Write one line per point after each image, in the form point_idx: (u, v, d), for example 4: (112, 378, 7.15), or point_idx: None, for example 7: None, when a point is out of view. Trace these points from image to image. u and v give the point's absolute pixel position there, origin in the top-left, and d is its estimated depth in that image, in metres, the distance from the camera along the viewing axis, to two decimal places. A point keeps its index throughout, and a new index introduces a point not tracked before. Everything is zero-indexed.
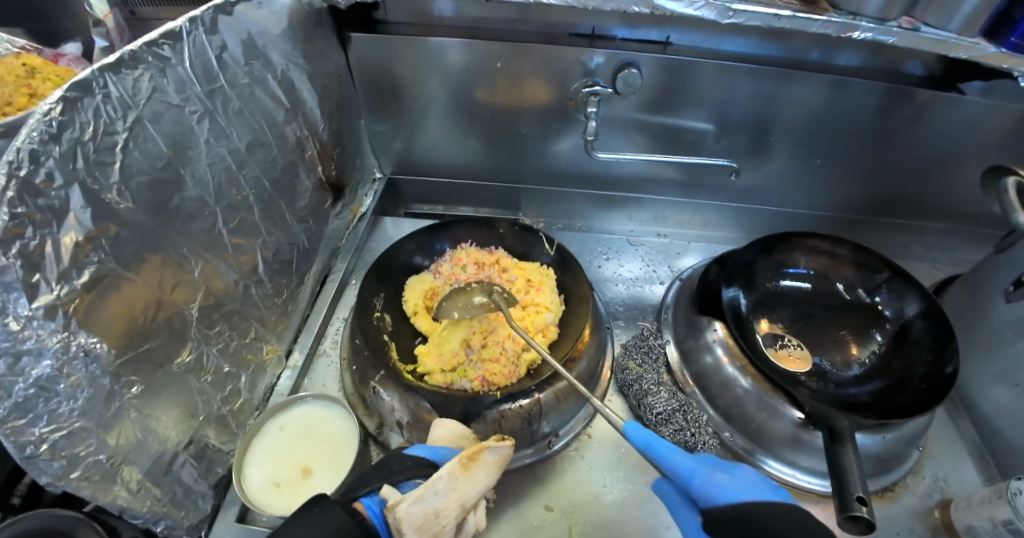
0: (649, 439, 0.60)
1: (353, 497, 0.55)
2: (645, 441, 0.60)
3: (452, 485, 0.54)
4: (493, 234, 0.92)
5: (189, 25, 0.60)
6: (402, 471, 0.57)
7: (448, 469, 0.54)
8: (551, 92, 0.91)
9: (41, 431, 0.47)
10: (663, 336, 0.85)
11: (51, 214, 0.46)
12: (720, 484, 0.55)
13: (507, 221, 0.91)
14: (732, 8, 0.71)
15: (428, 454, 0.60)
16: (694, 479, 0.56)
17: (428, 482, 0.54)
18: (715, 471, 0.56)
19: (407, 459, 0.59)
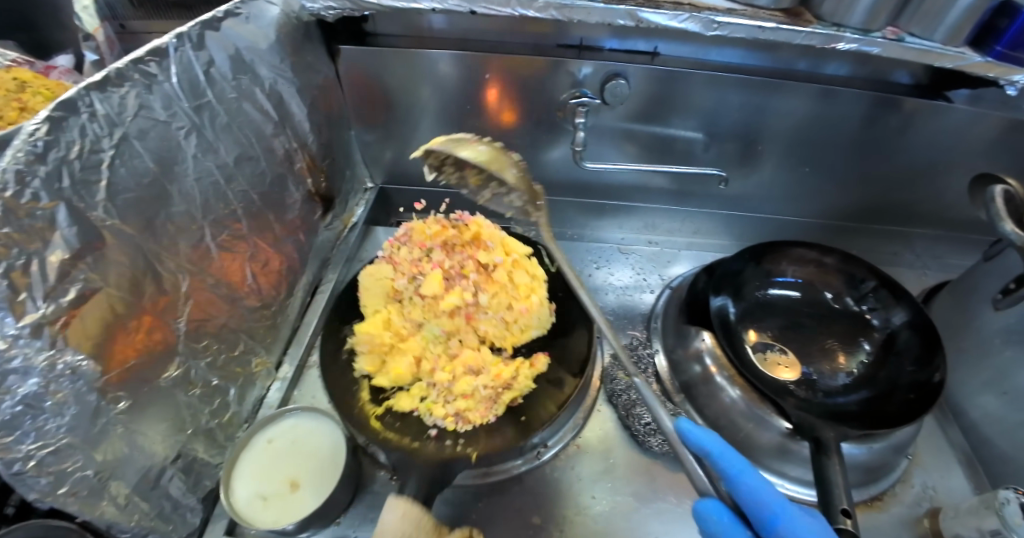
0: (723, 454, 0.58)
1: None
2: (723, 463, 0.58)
3: None
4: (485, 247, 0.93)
5: (176, 42, 0.61)
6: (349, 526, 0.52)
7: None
8: (541, 102, 0.91)
9: (27, 448, 0.47)
10: (653, 345, 0.86)
11: (37, 233, 0.46)
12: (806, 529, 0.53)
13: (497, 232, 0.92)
14: (717, 21, 0.72)
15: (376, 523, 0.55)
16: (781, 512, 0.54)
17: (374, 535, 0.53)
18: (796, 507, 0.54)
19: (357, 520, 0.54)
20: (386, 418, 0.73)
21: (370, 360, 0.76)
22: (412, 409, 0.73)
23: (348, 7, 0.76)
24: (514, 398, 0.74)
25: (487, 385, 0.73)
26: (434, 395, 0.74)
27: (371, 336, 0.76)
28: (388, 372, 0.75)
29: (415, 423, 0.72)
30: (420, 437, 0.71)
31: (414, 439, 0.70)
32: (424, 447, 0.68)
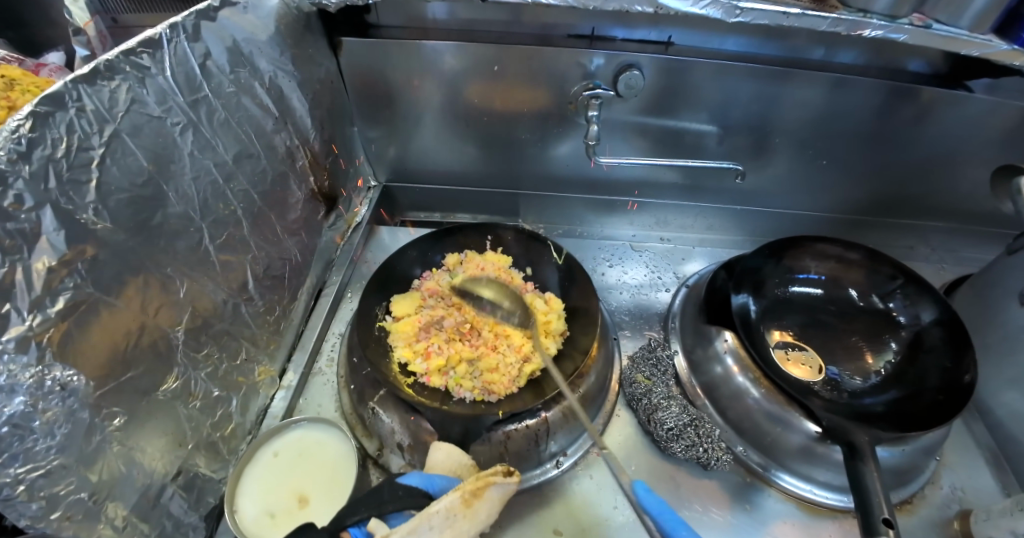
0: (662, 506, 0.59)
1: (338, 527, 0.52)
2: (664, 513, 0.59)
3: (447, 522, 0.51)
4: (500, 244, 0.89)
5: (170, 32, 0.57)
6: (392, 502, 0.54)
7: (446, 504, 0.51)
8: (551, 95, 0.88)
9: (15, 471, 0.43)
10: (671, 346, 0.82)
11: (23, 239, 0.43)
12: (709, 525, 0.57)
13: (511, 229, 0.87)
14: (739, 6, 0.69)
15: (422, 484, 0.56)
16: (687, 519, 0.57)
17: (423, 513, 0.52)
18: None
19: (399, 488, 0.55)
20: (416, 385, 0.72)
21: (403, 349, 0.75)
22: (443, 384, 0.72)
23: None
24: (534, 371, 0.72)
25: (511, 358, 0.73)
26: (462, 368, 0.72)
27: (409, 335, 0.76)
28: (418, 350, 0.74)
29: (443, 396, 0.71)
30: (449, 401, 0.70)
31: (442, 403, 0.70)
32: (451, 408, 0.68)
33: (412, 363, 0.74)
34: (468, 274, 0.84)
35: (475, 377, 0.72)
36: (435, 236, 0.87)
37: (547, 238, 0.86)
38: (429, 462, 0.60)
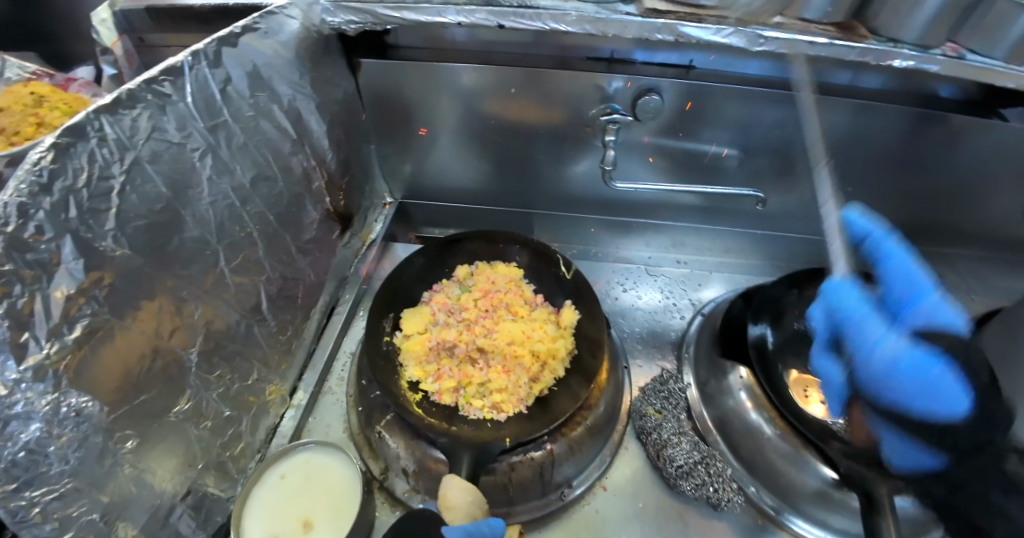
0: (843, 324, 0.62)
1: None
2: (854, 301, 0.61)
3: None
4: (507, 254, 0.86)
5: (191, 59, 0.58)
6: None
7: None
8: (568, 117, 0.87)
9: (30, 495, 0.43)
10: (684, 379, 0.80)
11: (42, 269, 0.44)
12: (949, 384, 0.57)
13: (517, 242, 0.84)
14: (764, 35, 0.67)
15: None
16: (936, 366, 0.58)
17: None
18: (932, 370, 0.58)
19: None
20: (426, 403, 0.69)
21: (413, 368, 0.71)
22: (452, 403, 0.69)
23: (369, 21, 0.73)
24: (542, 390, 0.70)
25: (522, 376, 0.70)
26: (472, 386, 0.70)
27: (419, 354, 0.72)
28: (428, 368, 0.71)
29: (451, 415, 0.68)
30: (456, 421, 0.67)
31: (449, 422, 0.66)
32: (460, 430, 0.64)
33: (422, 382, 0.70)
34: (478, 288, 0.81)
35: (483, 396, 0.69)
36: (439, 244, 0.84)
37: (556, 251, 0.81)
38: (453, 504, 0.54)
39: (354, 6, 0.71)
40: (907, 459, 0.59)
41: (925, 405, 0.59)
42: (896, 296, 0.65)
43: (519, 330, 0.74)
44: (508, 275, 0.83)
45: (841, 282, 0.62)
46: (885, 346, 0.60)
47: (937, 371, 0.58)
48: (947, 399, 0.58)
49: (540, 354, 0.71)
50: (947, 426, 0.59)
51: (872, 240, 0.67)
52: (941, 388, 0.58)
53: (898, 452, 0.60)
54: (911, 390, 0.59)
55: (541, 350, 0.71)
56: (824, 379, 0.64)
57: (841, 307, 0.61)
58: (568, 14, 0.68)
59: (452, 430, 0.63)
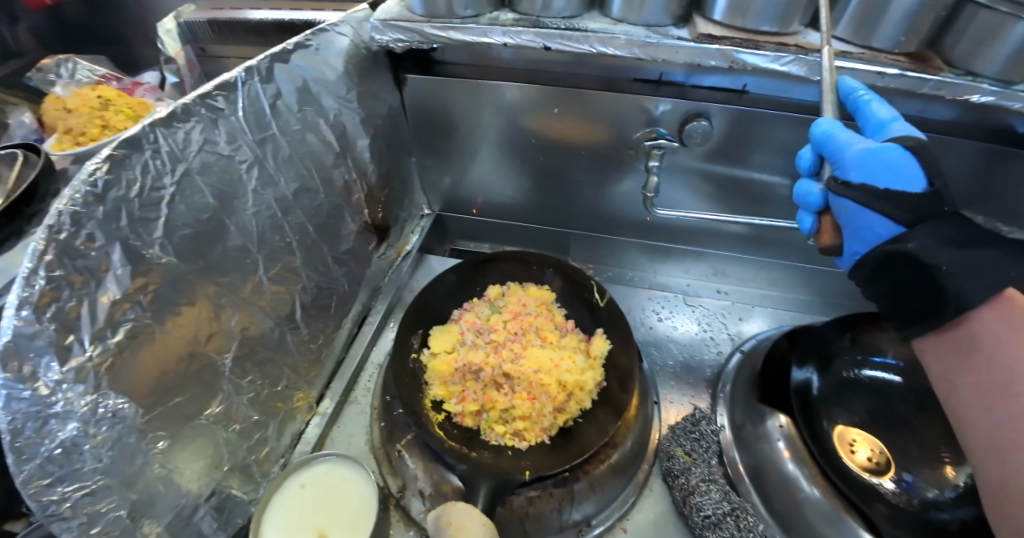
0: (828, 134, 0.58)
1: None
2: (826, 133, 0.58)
3: None
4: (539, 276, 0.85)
5: (245, 75, 0.61)
6: None
7: None
8: (611, 139, 0.85)
9: (63, 490, 0.45)
10: (717, 420, 0.75)
11: (91, 274, 0.46)
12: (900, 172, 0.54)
13: (547, 262, 0.83)
14: (827, 64, 0.63)
15: None
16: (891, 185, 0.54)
17: None
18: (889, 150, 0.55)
19: None
20: (448, 425, 0.68)
21: (437, 388, 0.70)
22: (474, 426, 0.69)
23: (416, 40, 0.73)
24: (566, 422, 0.68)
25: (547, 405, 0.67)
26: (497, 410, 0.68)
27: (445, 374, 0.71)
28: (453, 389, 0.70)
29: (474, 441, 0.67)
30: (477, 446, 0.66)
31: (470, 448, 0.65)
32: (480, 457, 0.64)
33: (446, 402, 0.70)
34: (509, 309, 0.79)
35: (506, 421, 0.68)
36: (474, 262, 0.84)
37: (592, 278, 0.80)
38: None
39: (403, 26, 0.72)
40: (863, 236, 0.56)
41: (877, 205, 0.54)
42: (869, 119, 0.60)
43: (546, 357, 0.72)
44: (538, 298, 0.81)
45: (829, 122, 0.58)
46: (855, 145, 0.56)
47: (893, 154, 0.55)
48: (905, 182, 0.54)
49: (567, 384, 0.68)
50: (915, 209, 0.53)
51: (858, 90, 0.62)
52: (901, 173, 0.54)
53: (855, 223, 0.56)
54: (867, 178, 0.55)
55: (568, 381, 0.68)
56: (802, 196, 0.64)
57: (823, 131, 0.58)
58: (617, 37, 0.66)
59: (471, 456, 0.62)
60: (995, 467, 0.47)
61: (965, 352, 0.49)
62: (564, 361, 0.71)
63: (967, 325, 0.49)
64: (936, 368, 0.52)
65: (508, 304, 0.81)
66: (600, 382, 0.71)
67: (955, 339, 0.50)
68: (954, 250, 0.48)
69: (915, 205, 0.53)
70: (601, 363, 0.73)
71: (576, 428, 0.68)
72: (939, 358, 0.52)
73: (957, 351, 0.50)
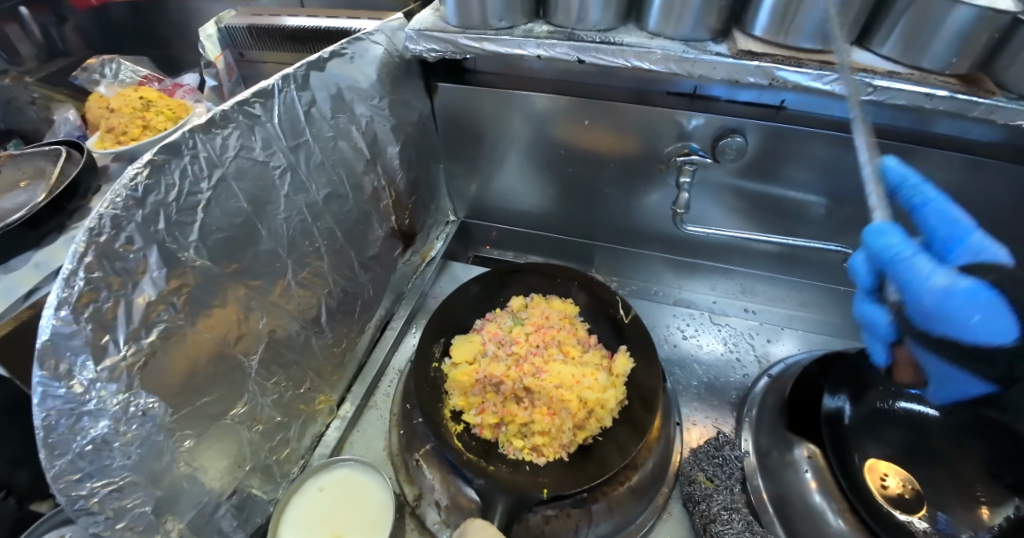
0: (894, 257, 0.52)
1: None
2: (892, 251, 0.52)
3: None
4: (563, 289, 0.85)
5: (282, 83, 0.62)
6: None
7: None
8: (642, 152, 0.84)
9: (91, 485, 0.47)
10: (742, 446, 0.73)
11: (128, 276, 0.47)
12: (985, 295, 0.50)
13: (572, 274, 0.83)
14: (872, 84, 0.61)
15: None
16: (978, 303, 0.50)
17: None
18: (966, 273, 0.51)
19: None
20: (467, 436, 0.68)
21: (457, 398, 0.70)
22: (492, 438, 0.68)
23: (449, 50, 0.74)
24: (586, 439, 0.67)
25: (568, 421, 0.67)
26: (516, 424, 0.68)
27: (465, 385, 0.71)
28: (472, 399, 0.70)
29: (492, 454, 0.67)
30: (494, 460, 0.66)
31: (487, 461, 0.65)
32: (498, 471, 0.63)
33: (465, 413, 0.70)
34: (531, 322, 0.79)
35: (525, 435, 0.68)
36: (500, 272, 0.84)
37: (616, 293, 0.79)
38: None
39: (436, 36, 0.72)
40: (951, 390, 0.56)
41: (966, 366, 0.53)
42: (935, 224, 0.58)
43: (568, 373, 0.71)
44: (562, 312, 0.81)
45: (899, 241, 0.52)
46: (938, 278, 0.51)
47: (978, 291, 0.50)
48: (993, 330, 0.50)
49: (588, 401, 0.68)
50: (1010, 359, 0.51)
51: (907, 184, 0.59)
52: (989, 324, 0.50)
53: (942, 375, 0.55)
54: (950, 310, 0.50)
55: (589, 397, 0.67)
56: (869, 327, 0.58)
57: (886, 249, 0.52)
58: (654, 52, 0.65)
59: (488, 470, 0.62)
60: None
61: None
62: (585, 377, 0.70)
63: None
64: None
65: (530, 316, 0.80)
66: (622, 400, 0.70)
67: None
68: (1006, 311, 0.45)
69: (1006, 355, 0.51)
70: (623, 381, 0.71)
71: (596, 447, 0.67)
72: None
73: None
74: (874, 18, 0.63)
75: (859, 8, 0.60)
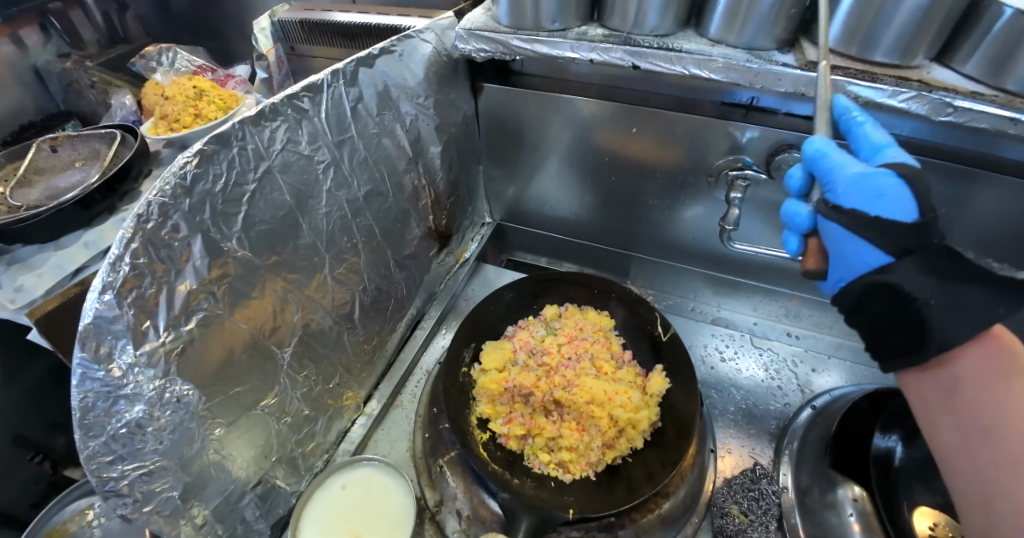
0: (822, 149, 0.52)
1: None
2: (820, 146, 0.52)
3: None
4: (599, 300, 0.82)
5: (331, 78, 0.62)
6: None
7: None
8: (690, 165, 0.80)
9: (122, 468, 0.47)
10: (780, 480, 0.69)
11: (172, 264, 0.48)
12: (900, 196, 0.49)
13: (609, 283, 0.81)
14: (953, 104, 0.56)
15: None
16: (886, 202, 0.49)
17: None
18: (885, 177, 0.50)
19: None
20: (492, 445, 0.67)
21: (485, 405, 0.69)
22: (517, 450, 0.67)
23: (499, 50, 0.73)
24: (615, 459, 0.65)
25: (596, 438, 0.65)
26: (543, 436, 0.66)
27: (493, 393, 0.69)
28: (500, 408, 0.69)
29: (517, 466, 0.65)
30: (518, 472, 0.64)
31: (513, 475, 0.63)
32: (522, 485, 0.62)
33: (492, 421, 0.69)
34: (564, 332, 0.77)
35: (551, 449, 0.66)
36: (536, 279, 0.82)
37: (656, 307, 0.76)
38: None
39: (487, 36, 0.71)
40: (849, 267, 0.51)
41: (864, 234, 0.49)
42: (861, 143, 0.55)
43: (600, 389, 0.68)
44: (595, 324, 0.78)
45: (821, 141, 0.53)
46: (849, 166, 0.50)
47: (892, 185, 0.49)
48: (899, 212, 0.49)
49: (619, 421, 0.65)
50: (903, 240, 0.48)
51: (853, 111, 0.57)
52: (894, 204, 0.49)
53: (841, 251, 0.52)
54: (860, 203, 0.50)
55: (620, 417, 0.65)
56: (788, 221, 0.58)
57: (817, 148, 0.53)
58: (713, 61, 0.62)
59: (513, 484, 0.60)
60: (981, 517, 0.44)
61: (950, 394, 0.47)
62: (617, 394, 0.68)
63: (954, 365, 0.47)
64: (919, 406, 0.50)
65: (565, 327, 0.78)
66: (655, 421, 0.67)
67: (940, 377, 0.48)
68: (932, 282, 0.46)
69: (899, 235, 0.48)
70: (657, 402, 0.68)
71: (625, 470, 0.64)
72: (922, 396, 0.50)
73: (943, 390, 0.48)
74: (957, 33, 0.58)
75: (941, 23, 0.55)
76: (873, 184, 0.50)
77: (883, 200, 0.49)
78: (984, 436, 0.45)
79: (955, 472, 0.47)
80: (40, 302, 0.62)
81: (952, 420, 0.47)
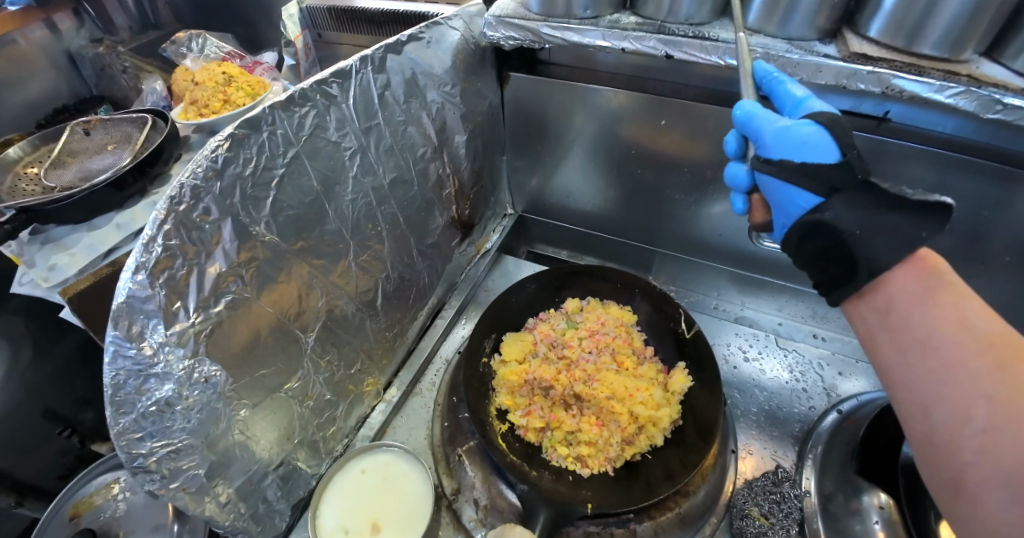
0: (750, 114, 0.55)
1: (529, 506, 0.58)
2: (749, 111, 0.56)
3: None
4: (618, 291, 0.81)
5: (360, 64, 0.62)
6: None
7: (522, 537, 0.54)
8: (719, 159, 0.78)
9: (151, 445, 0.48)
10: (804, 484, 0.68)
11: (203, 246, 0.48)
12: (820, 141, 0.51)
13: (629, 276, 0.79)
14: (1004, 101, 0.53)
15: None
16: (805, 147, 0.52)
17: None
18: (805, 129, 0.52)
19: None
20: (510, 437, 0.67)
21: (504, 396, 0.69)
22: (536, 442, 0.66)
23: (528, 38, 0.72)
24: (634, 455, 0.64)
25: (615, 433, 0.64)
26: (562, 429, 0.66)
27: (513, 384, 0.69)
28: (519, 400, 0.68)
29: (534, 460, 0.65)
30: (536, 465, 0.64)
31: (531, 467, 0.63)
32: (540, 478, 0.61)
33: (510, 413, 0.68)
34: (585, 326, 0.76)
35: (570, 443, 0.65)
36: (557, 272, 0.82)
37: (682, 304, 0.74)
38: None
39: (517, 23, 0.71)
40: (789, 213, 0.53)
41: (794, 177, 0.51)
42: (785, 98, 0.57)
43: (621, 384, 0.68)
44: (617, 319, 0.78)
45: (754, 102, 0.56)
46: (775, 121, 0.53)
47: (810, 130, 0.52)
48: (819, 154, 0.51)
49: (639, 417, 0.65)
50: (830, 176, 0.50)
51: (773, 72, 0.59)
52: (817, 149, 0.51)
53: (780, 198, 0.53)
54: (786, 152, 0.52)
55: (641, 413, 0.64)
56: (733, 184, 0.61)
57: (746, 114, 0.56)
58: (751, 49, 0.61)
59: (532, 476, 0.60)
60: (921, 425, 0.43)
61: (886, 314, 0.46)
62: (637, 390, 0.67)
63: (886, 292, 0.46)
64: (862, 329, 0.48)
65: (587, 322, 0.77)
66: (676, 419, 0.66)
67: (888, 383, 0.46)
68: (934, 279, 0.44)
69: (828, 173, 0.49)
70: (679, 400, 0.68)
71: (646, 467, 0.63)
72: (863, 320, 0.48)
73: (877, 314, 0.46)
74: (1009, 27, 0.55)
75: (993, 14, 0.52)
76: (793, 128, 0.52)
77: (816, 143, 0.51)
78: (915, 347, 0.44)
79: (899, 384, 0.45)
80: (73, 281, 0.64)
81: (888, 337, 0.46)
